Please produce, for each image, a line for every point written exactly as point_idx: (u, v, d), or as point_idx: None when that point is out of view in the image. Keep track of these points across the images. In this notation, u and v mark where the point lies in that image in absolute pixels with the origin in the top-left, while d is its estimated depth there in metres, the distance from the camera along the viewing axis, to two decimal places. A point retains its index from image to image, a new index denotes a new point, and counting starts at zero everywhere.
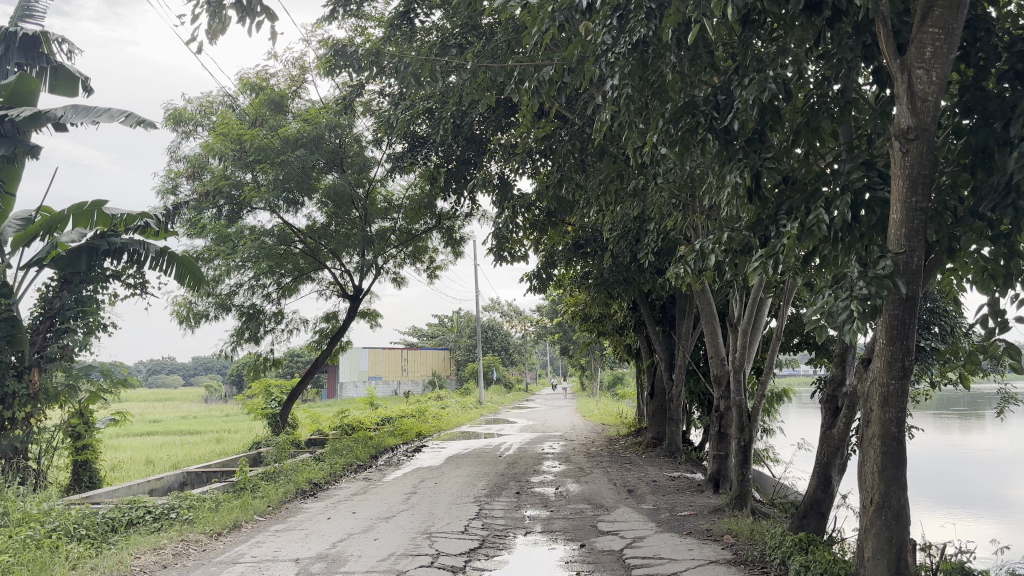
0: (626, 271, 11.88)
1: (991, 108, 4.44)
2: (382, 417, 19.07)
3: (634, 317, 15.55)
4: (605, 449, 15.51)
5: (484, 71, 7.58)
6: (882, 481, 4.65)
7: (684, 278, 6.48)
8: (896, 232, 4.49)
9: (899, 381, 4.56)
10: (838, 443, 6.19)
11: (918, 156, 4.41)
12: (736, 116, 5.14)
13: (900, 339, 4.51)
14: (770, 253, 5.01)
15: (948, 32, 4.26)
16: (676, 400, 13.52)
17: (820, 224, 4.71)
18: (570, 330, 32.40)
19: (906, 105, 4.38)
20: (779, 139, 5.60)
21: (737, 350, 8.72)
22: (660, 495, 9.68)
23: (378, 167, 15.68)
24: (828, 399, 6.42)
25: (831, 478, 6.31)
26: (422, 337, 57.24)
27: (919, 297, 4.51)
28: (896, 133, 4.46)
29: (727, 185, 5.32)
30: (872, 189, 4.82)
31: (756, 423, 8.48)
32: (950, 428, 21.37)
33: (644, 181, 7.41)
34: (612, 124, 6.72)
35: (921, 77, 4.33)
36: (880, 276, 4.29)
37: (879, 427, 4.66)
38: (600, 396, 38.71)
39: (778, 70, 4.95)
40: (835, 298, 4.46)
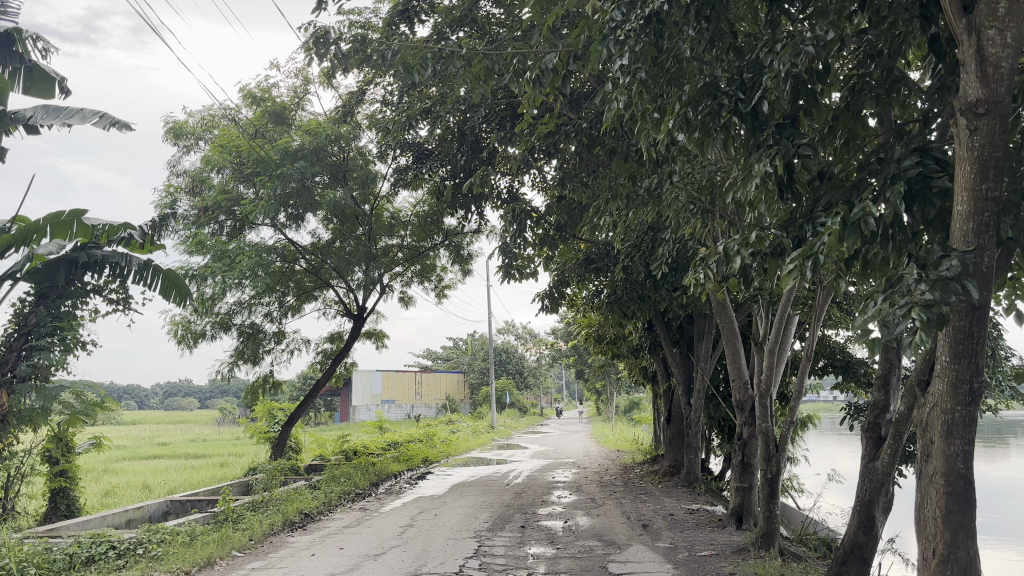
0: (641, 288, 11.08)
1: None
2: (388, 442, 18.30)
3: (650, 338, 14.77)
4: (619, 478, 14.66)
5: (480, 60, 6.89)
6: (946, 527, 3.86)
7: (705, 287, 5.72)
8: (962, 227, 3.72)
9: (966, 409, 3.77)
10: (883, 478, 5.39)
11: (990, 134, 3.65)
12: (766, 95, 4.41)
13: (968, 357, 3.74)
14: (807, 254, 4.25)
15: None
16: (695, 426, 12.66)
17: (868, 219, 3.97)
18: (585, 353, 31.53)
19: (975, 72, 3.64)
20: (813, 127, 4.86)
21: (763, 372, 7.88)
22: (677, 531, 8.86)
23: (384, 181, 15.02)
24: (869, 427, 5.64)
25: (874, 518, 5.48)
26: (436, 361, 56.45)
27: (989, 306, 3.74)
28: (962, 108, 3.72)
29: (755, 177, 4.58)
30: (929, 178, 4.08)
31: (784, 453, 7.64)
32: (981, 457, 20.29)
33: (659, 182, 6.68)
34: (623, 115, 6.01)
35: (993, 38, 3.58)
36: (944, 279, 3.52)
37: (942, 462, 3.87)
38: (617, 421, 37.63)
39: (815, 36, 4.22)
40: (889, 304, 3.69)
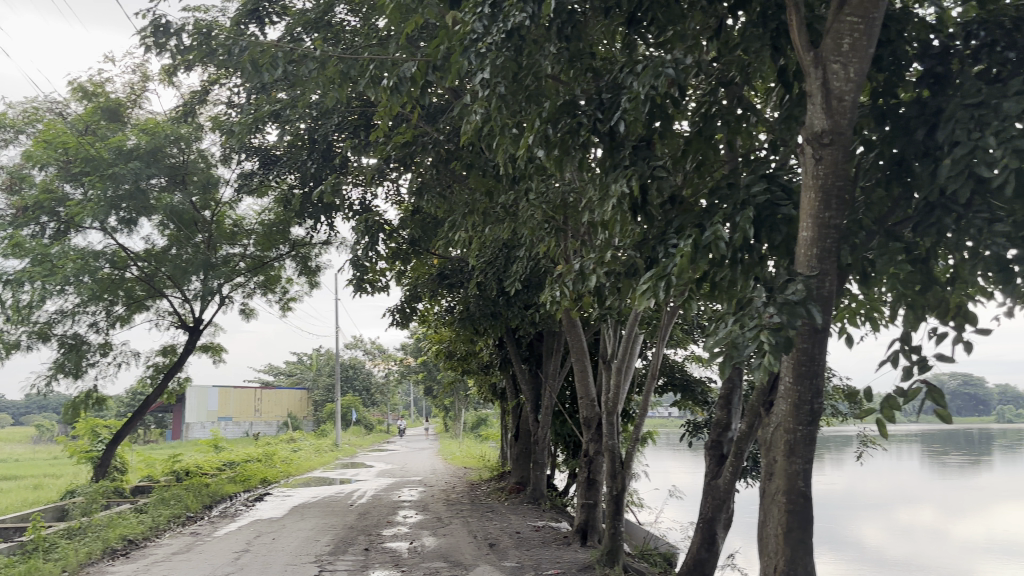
0: (494, 305, 11.02)
1: (910, 116, 3.78)
2: (224, 461, 17.36)
3: (500, 355, 14.76)
4: (465, 496, 14.53)
5: (334, 63, 6.62)
6: (787, 546, 3.94)
7: (559, 305, 5.69)
8: (805, 253, 3.83)
9: (807, 428, 3.90)
10: (724, 495, 5.52)
11: (833, 164, 3.76)
12: (624, 116, 4.42)
13: (809, 378, 3.87)
14: (661, 274, 4.28)
15: (867, 22, 3.65)
16: (542, 444, 12.71)
17: (718, 242, 4.05)
18: (433, 371, 31.27)
19: (820, 104, 3.74)
20: (667, 150, 4.94)
21: (610, 390, 7.96)
22: (523, 549, 8.84)
23: (226, 187, 14.28)
24: (712, 445, 5.78)
25: (715, 535, 5.61)
26: (278, 377, 54.47)
27: (828, 329, 3.89)
28: (808, 138, 3.80)
29: (611, 196, 4.57)
30: (775, 206, 4.18)
31: (629, 470, 7.76)
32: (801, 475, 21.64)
33: (516, 199, 6.64)
34: (480, 129, 5.91)
35: (837, 72, 3.69)
36: (791, 302, 3.61)
37: (784, 481, 3.97)
38: (463, 439, 37.52)
39: (672, 60, 4.28)
40: (739, 326, 3.75)
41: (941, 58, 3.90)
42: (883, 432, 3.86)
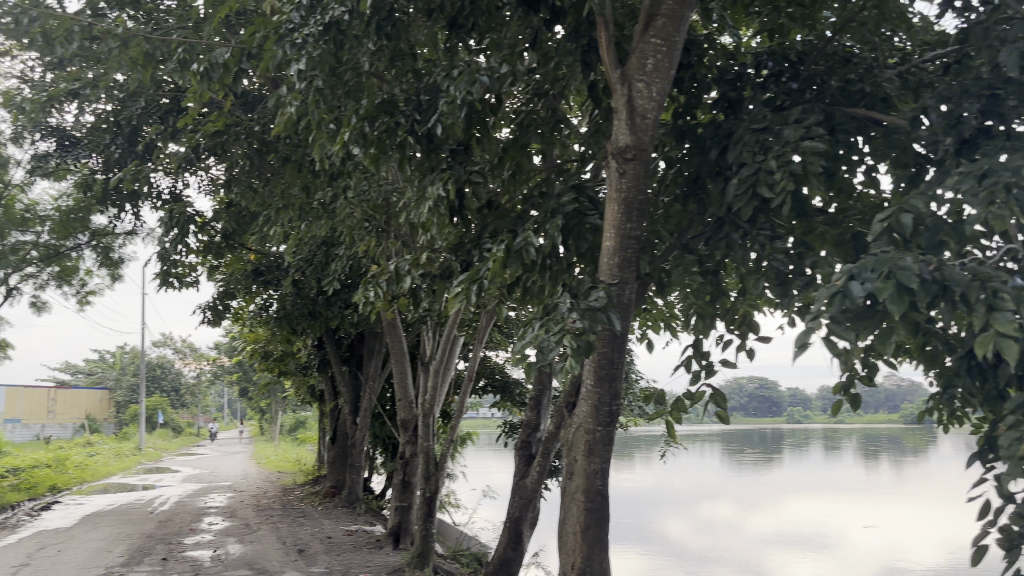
0: (312, 304, 10.74)
1: (705, 136, 4.04)
2: (6, 468, 15.85)
3: (318, 355, 14.39)
4: (277, 501, 14.05)
5: (139, 42, 6.20)
6: (584, 543, 4.09)
7: (373, 306, 5.61)
8: (608, 262, 3.98)
9: (605, 429, 4.06)
10: (531, 495, 5.66)
11: (635, 178, 3.91)
12: (441, 119, 4.43)
13: (609, 380, 4.03)
14: (472, 278, 4.29)
15: (670, 45, 3.86)
16: (359, 446, 12.50)
17: (529, 248, 4.13)
18: (249, 371, 30.09)
19: (625, 120, 3.88)
20: (484, 155, 4.99)
21: (427, 392, 7.94)
22: (333, 554, 8.65)
23: (17, 168, 13.05)
24: (521, 446, 5.90)
25: (522, 534, 5.74)
26: (76, 376, 50.53)
27: (628, 334, 4.06)
28: (613, 152, 3.95)
29: (426, 199, 4.56)
30: (583, 215, 4.31)
31: (443, 472, 7.79)
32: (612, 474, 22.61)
33: (334, 196, 6.49)
34: (296, 123, 5.73)
35: (642, 90, 3.86)
36: (593, 309, 3.74)
37: (583, 480, 4.11)
38: (279, 442, 36.33)
39: (488, 67, 4.33)
40: (544, 331, 3.83)
41: (734, 83, 4.16)
42: (672, 431, 4.07)
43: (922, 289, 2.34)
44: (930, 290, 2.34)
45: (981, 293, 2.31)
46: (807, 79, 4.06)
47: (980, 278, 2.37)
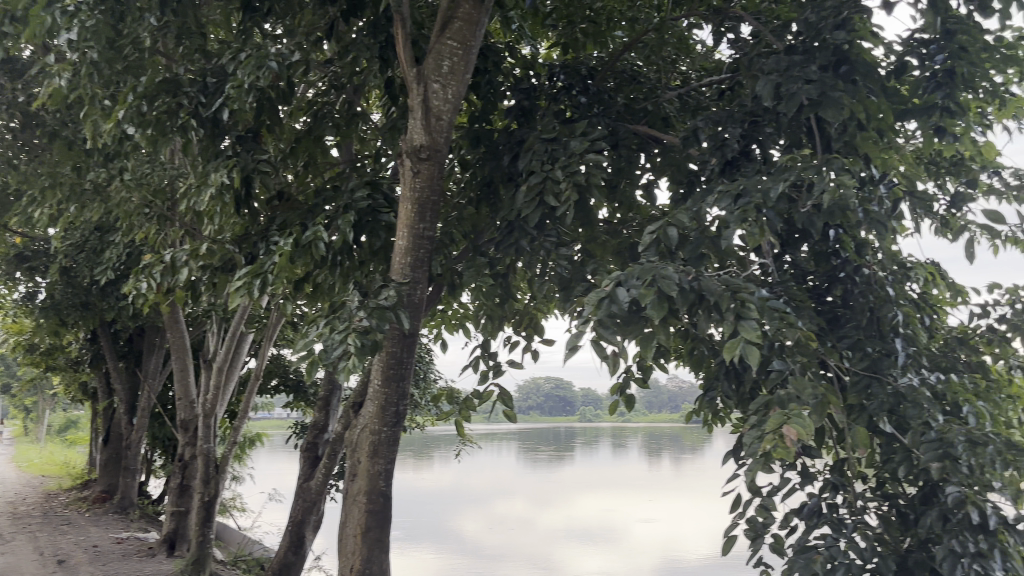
0: (85, 294, 9.92)
1: (499, 142, 4.07)
2: None
3: (91, 349, 13.29)
4: (37, 509, 12.81)
5: None
6: (363, 545, 4.02)
7: (148, 299, 5.23)
8: (400, 260, 3.92)
9: (391, 429, 4.03)
10: (316, 497, 5.52)
11: (429, 178, 3.90)
12: (228, 104, 4.18)
13: (396, 380, 4.00)
14: (256, 272, 4.04)
15: (466, 49, 3.88)
16: (134, 448, 11.65)
17: (318, 243, 3.92)
18: (12, 367, 27.34)
19: (420, 119, 3.83)
20: (276, 144, 4.81)
21: (209, 391, 7.52)
22: (97, 564, 8.01)
23: None
24: (308, 447, 5.75)
25: (304, 537, 5.58)
26: None
27: (417, 334, 4.04)
28: (407, 151, 3.89)
29: (210, 186, 4.29)
30: (376, 212, 4.19)
31: (224, 475, 7.42)
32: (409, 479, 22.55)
33: (109, 178, 5.99)
34: (64, 96, 5.22)
35: (437, 91, 3.83)
36: (382, 307, 3.63)
37: (365, 481, 4.05)
38: (45, 445, 33.30)
39: (279, 54, 4.15)
40: (329, 330, 3.61)
41: (528, 92, 4.20)
42: (459, 430, 4.08)
43: (680, 297, 2.54)
44: (688, 298, 2.54)
45: (732, 302, 2.49)
46: (596, 94, 4.17)
47: (732, 289, 2.56)
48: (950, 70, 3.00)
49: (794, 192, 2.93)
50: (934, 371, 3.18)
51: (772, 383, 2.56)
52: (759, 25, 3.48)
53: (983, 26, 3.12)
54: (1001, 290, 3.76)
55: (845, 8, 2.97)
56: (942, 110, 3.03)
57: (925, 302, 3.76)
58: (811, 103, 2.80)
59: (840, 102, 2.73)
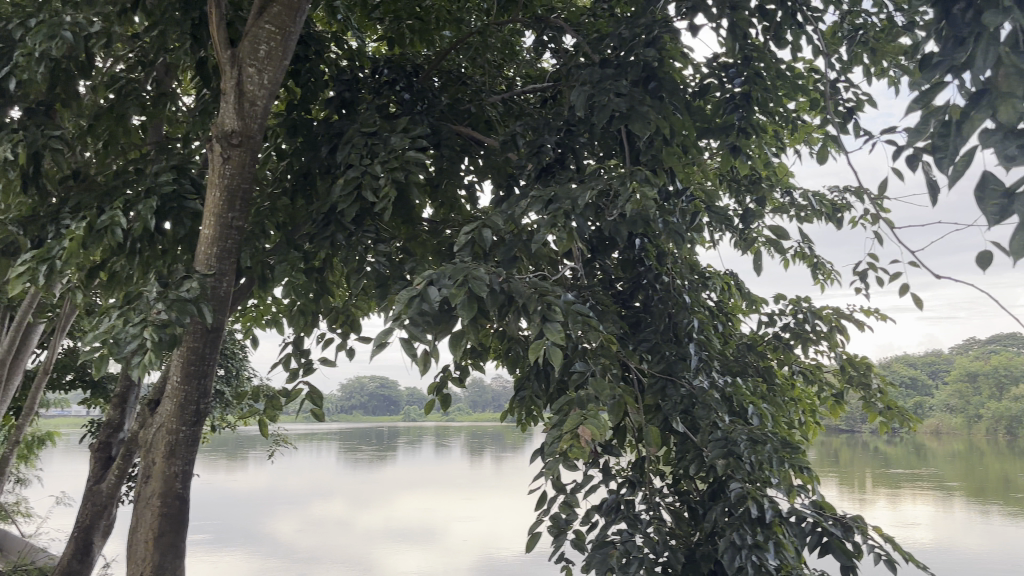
0: None
1: (317, 132, 3.89)
2: None
3: None
4: None
5: None
6: (155, 551, 3.80)
7: None
8: (206, 250, 3.75)
9: (190, 429, 3.85)
10: (106, 501, 5.17)
11: (241, 166, 3.74)
12: (16, 72, 3.83)
13: (198, 377, 3.81)
14: (43, 256, 3.73)
15: (284, 34, 3.72)
16: None
17: (114, 229, 3.61)
18: None
19: (232, 103, 3.65)
20: (73, 119, 4.45)
21: None
22: None
23: None
24: (99, 448, 5.37)
25: (92, 545, 5.20)
26: None
27: (222, 330, 3.86)
28: (218, 135, 3.70)
29: None
30: (182, 198, 3.91)
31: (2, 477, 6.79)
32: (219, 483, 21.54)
33: None
34: None
35: (252, 76, 3.67)
36: (183, 299, 3.42)
37: (160, 484, 3.83)
38: None
39: (75, 23, 3.81)
40: (123, 322, 3.35)
41: (349, 84, 4.01)
42: (264, 430, 3.93)
43: (490, 298, 2.45)
44: (498, 299, 2.47)
45: (539, 305, 2.45)
46: (419, 92, 4.01)
47: (539, 292, 2.56)
48: (746, 93, 3.21)
49: (601, 200, 3.02)
50: (722, 374, 3.40)
51: (574, 384, 2.61)
52: (578, 36, 3.56)
53: (775, 55, 3.37)
54: (786, 300, 4.07)
55: (655, 26, 3.08)
56: (737, 131, 3.25)
57: (720, 310, 4.00)
58: (620, 115, 2.90)
59: (647, 116, 2.84)
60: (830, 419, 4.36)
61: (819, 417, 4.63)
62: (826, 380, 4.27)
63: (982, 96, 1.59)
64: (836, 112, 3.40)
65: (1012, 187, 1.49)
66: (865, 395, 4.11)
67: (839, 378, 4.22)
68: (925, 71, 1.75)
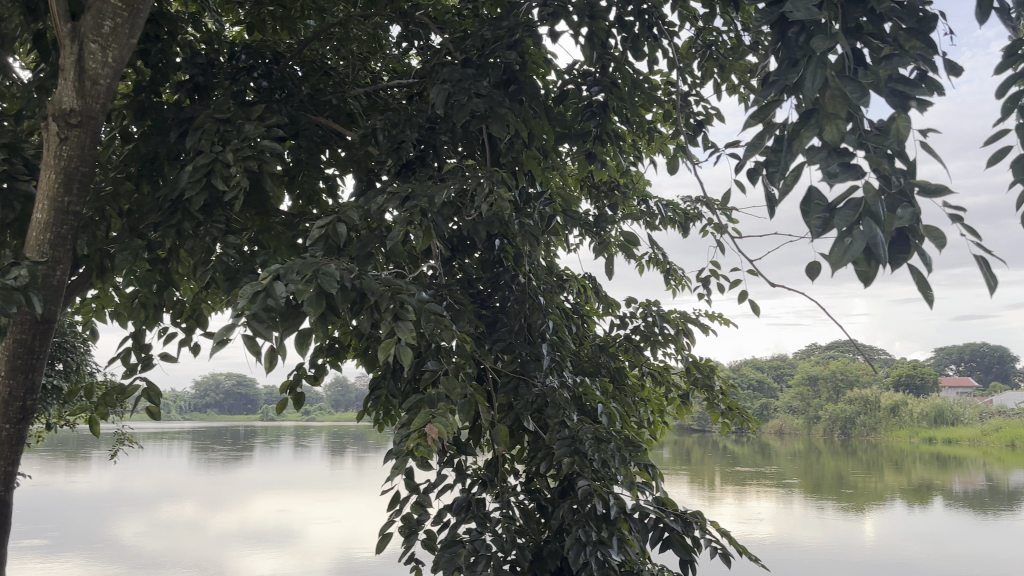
0: None
1: (166, 116, 3.70)
2: None
3: None
4: None
5: None
6: None
7: None
8: (37, 236, 3.52)
9: (14, 426, 3.57)
10: None
11: (78, 148, 3.51)
12: None
13: (24, 372, 3.53)
14: None
15: (132, 13, 3.39)
16: None
17: None
18: None
19: (71, 81, 3.42)
20: None
21: None
22: None
23: None
24: None
25: None
26: None
27: (54, 321, 3.60)
28: (54, 113, 3.46)
29: None
30: (12, 179, 3.64)
31: None
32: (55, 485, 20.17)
33: None
34: None
35: (94, 53, 3.41)
36: (8, 288, 3.15)
37: None
38: None
39: None
40: None
41: (202, 67, 3.81)
42: (94, 429, 3.70)
43: (340, 295, 2.36)
44: (348, 297, 2.37)
45: (391, 303, 2.38)
46: (279, 80, 3.84)
47: (393, 290, 2.46)
48: (603, 101, 3.30)
49: (459, 200, 3.02)
50: (573, 375, 3.48)
51: (424, 383, 2.58)
52: (442, 34, 3.54)
53: (632, 66, 3.47)
54: (636, 304, 4.22)
55: (518, 30, 3.10)
56: (592, 138, 3.34)
57: (575, 311, 4.10)
58: (479, 115, 2.91)
59: (505, 118, 2.87)
60: (676, 418, 4.54)
61: (667, 416, 4.80)
62: (673, 380, 4.45)
63: (811, 115, 1.67)
64: (687, 124, 3.55)
65: (832, 201, 1.58)
66: (708, 395, 4.31)
67: (685, 379, 4.41)
68: (762, 90, 1.83)
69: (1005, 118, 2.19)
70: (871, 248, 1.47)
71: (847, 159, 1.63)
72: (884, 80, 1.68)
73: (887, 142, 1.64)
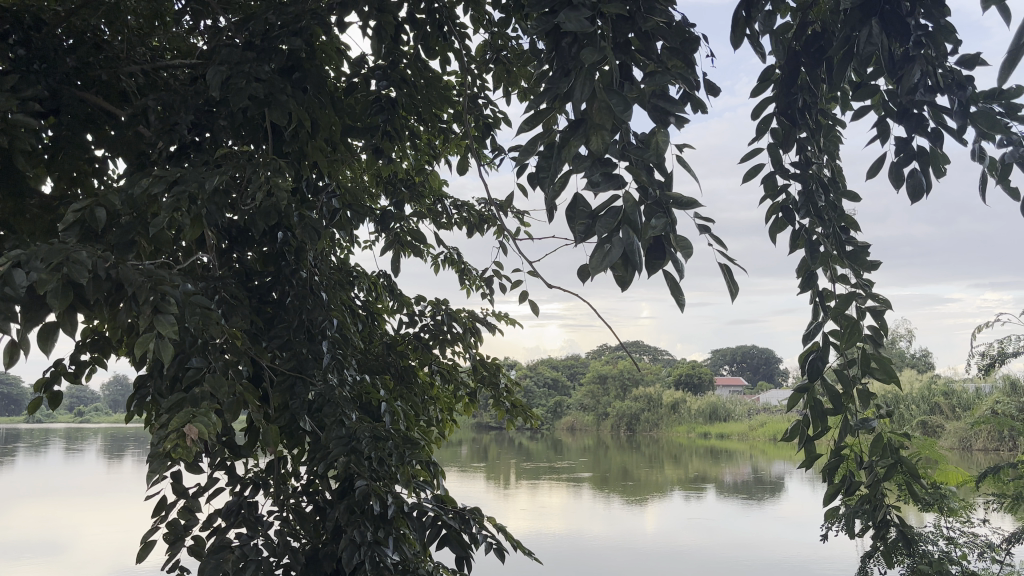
0: None
1: None
2: None
3: None
4: None
5: None
6: None
7: None
8: None
9: None
10: None
11: None
12: None
13: None
14: None
15: None
16: None
17: None
18: None
19: None
20: None
21: None
22: None
23: None
24: None
25: None
26: None
27: None
28: None
29: None
30: None
31: None
32: None
33: None
34: None
35: None
36: None
37: None
38: None
39: None
40: None
41: None
42: None
43: (91, 285, 2.13)
44: (101, 287, 2.14)
45: (150, 295, 2.18)
46: (38, 49, 3.28)
47: (153, 280, 2.25)
48: (392, 97, 3.27)
49: (235, 189, 2.85)
50: (355, 372, 3.40)
51: (188, 381, 2.42)
52: (226, 15, 3.34)
53: (424, 66, 3.47)
54: (425, 302, 4.23)
55: (305, 17, 2.98)
56: (381, 133, 3.29)
57: (363, 309, 4.03)
58: (258, 101, 2.77)
59: (286, 106, 2.76)
60: (463, 417, 4.58)
61: (454, 414, 4.82)
62: (462, 379, 4.47)
63: (580, 124, 1.69)
64: (476, 127, 3.60)
65: (596, 208, 1.61)
66: (494, 393, 4.39)
67: (473, 377, 4.46)
68: (538, 97, 1.83)
69: (757, 138, 2.38)
70: (629, 255, 1.51)
71: (609, 168, 1.67)
72: (646, 95, 1.74)
73: (647, 155, 1.70)
